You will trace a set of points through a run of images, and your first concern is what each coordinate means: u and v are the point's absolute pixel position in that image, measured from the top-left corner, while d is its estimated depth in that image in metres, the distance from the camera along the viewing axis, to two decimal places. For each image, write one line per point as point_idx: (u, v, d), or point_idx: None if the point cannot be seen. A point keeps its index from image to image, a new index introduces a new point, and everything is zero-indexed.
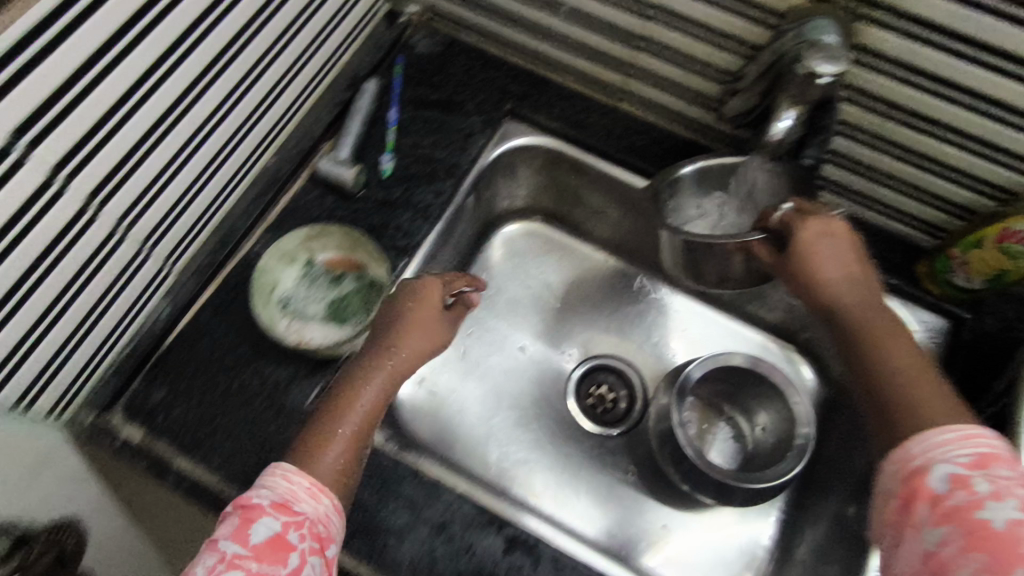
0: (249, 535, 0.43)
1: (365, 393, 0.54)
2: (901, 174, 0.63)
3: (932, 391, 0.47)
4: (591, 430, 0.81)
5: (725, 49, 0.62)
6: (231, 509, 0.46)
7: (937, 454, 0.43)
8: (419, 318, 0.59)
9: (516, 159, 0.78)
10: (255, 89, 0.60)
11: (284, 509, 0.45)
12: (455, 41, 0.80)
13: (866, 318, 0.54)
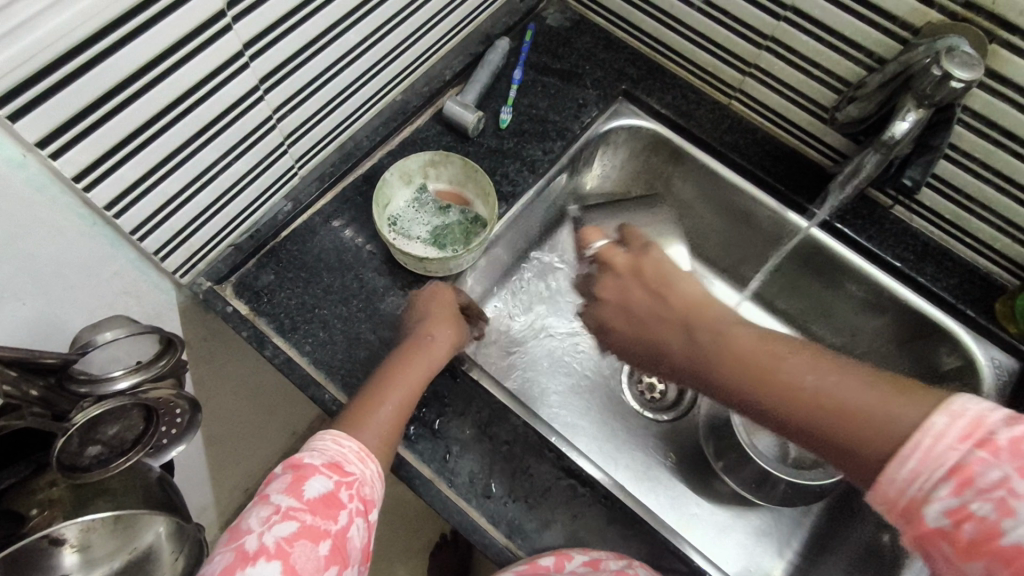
0: (304, 490, 0.47)
1: (411, 365, 0.59)
2: (999, 206, 0.65)
3: (841, 392, 0.42)
4: (640, 411, 0.82)
5: (850, 58, 0.64)
6: (282, 468, 0.49)
7: (920, 481, 0.35)
8: (443, 313, 0.63)
9: (620, 138, 0.82)
10: (406, 21, 0.66)
11: (335, 469, 0.50)
12: (583, 20, 0.85)
13: (829, 393, 0.42)
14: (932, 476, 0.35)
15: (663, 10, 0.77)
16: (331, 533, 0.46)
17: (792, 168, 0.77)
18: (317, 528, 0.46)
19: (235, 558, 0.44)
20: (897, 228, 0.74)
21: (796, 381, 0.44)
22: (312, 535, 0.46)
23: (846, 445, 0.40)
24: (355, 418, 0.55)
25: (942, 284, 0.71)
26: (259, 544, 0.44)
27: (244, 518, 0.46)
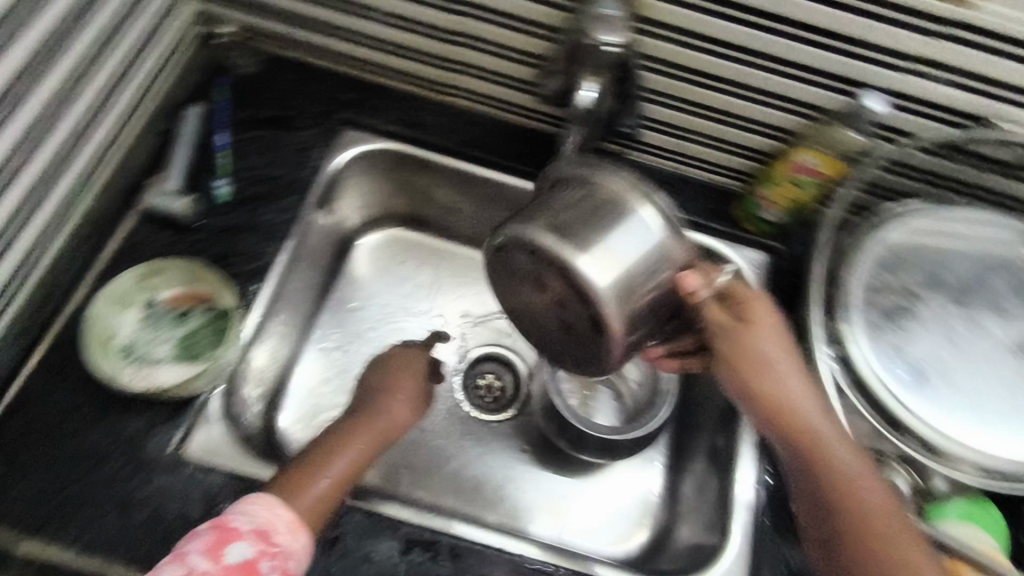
0: (223, 554, 0.46)
1: (353, 440, 0.59)
2: (708, 130, 0.70)
3: (847, 458, 0.53)
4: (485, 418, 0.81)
5: (533, 35, 0.65)
6: (205, 528, 0.48)
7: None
8: (400, 377, 0.65)
9: (361, 167, 0.77)
10: (55, 130, 0.55)
11: (262, 536, 0.48)
12: (278, 57, 0.78)
13: (841, 458, 0.52)
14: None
15: (352, 29, 0.73)
16: None
17: (530, 144, 0.78)
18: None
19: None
20: (637, 168, 0.77)
21: (865, 500, 0.51)
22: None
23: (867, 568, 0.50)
24: (296, 493, 0.53)
25: (687, 208, 0.76)
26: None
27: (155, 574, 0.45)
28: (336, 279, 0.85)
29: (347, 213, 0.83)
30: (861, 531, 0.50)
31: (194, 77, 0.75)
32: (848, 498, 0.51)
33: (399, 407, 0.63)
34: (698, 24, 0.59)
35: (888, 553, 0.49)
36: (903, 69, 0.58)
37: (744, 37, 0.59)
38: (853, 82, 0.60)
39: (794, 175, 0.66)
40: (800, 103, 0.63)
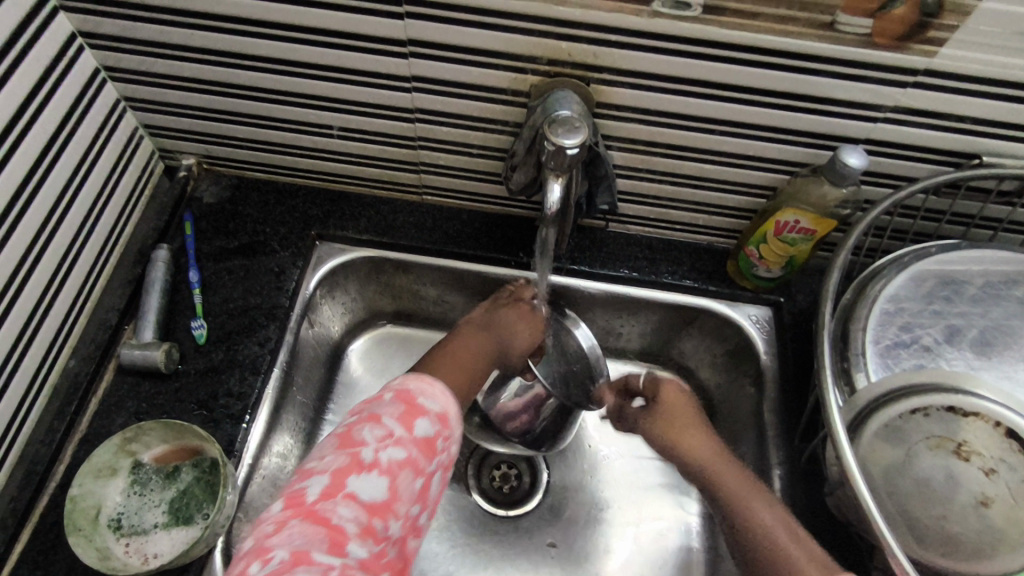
0: (416, 425, 0.53)
1: (455, 358, 0.66)
2: (684, 195, 0.69)
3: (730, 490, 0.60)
4: (504, 514, 0.76)
5: (493, 131, 0.64)
6: (395, 397, 0.55)
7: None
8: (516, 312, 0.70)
9: (339, 278, 0.76)
10: None
11: (443, 419, 0.55)
12: (242, 182, 0.78)
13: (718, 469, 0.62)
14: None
15: (311, 146, 0.72)
16: (425, 472, 0.52)
17: (508, 231, 0.76)
18: (418, 461, 0.52)
19: (335, 477, 0.49)
20: (619, 240, 0.76)
21: (729, 472, 0.61)
22: (412, 468, 0.52)
23: (745, 514, 0.58)
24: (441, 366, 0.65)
25: (680, 274, 0.74)
26: (376, 457, 0.51)
27: (344, 443, 0.52)
28: (332, 390, 0.81)
29: (329, 324, 0.79)
30: (744, 518, 0.58)
31: (162, 219, 0.74)
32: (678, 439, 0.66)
33: (518, 346, 0.70)
34: (657, 102, 0.57)
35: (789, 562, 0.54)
36: (876, 119, 0.56)
37: (705, 108, 0.57)
38: (825, 136, 0.58)
39: (784, 235, 0.63)
40: (775, 161, 0.62)
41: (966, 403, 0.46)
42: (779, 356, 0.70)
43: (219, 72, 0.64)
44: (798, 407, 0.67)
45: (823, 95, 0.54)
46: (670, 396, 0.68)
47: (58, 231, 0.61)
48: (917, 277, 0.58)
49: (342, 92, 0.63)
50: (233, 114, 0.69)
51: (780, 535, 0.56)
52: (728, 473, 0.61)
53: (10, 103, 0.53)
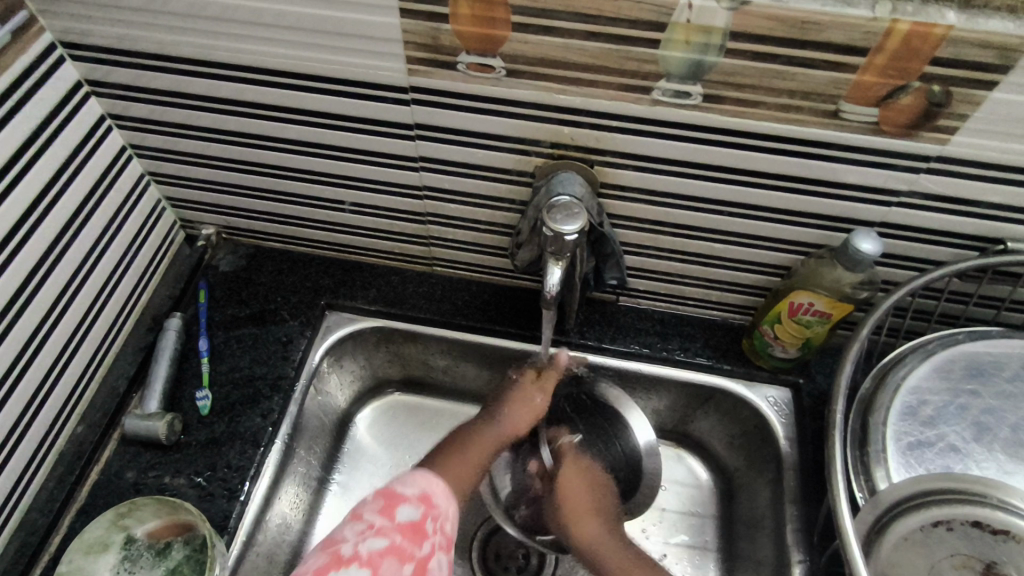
0: (396, 513, 0.55)
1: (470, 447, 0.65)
2: (694, 272, 0.67)
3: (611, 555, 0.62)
4: None
5: (499, 208, 0.64)
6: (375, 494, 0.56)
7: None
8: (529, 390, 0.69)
9: (347, 347, 0.76)
10: None
11: (426, 501, 0.57)
12: (258, 250, 0.79)
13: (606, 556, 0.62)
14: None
15: (325, 219, 0.73)
16: (416, 557, 0.52)
17: (516, 303, 0.75)
18: (404, 547, 0.52)
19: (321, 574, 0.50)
20: (631, 315, 0.75)
21: (617, 557, 0.61)
22: (400, 556, 0.52)
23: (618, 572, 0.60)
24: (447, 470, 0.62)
25: (692, 351, 0.72)
26: (355, 550, 0.51)
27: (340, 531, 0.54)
28: (338, 458, 0.79)
29: (336, 393, 0.78)
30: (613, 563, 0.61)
31: (178, 286, 0.76)
32: (579, 519, 0.62)
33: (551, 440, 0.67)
34: (660, 183, 0.57)
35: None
36: (889, 202, 0.54)
37: (710, 190, 0.56)
38: (837, 218, 0.57)
39: (798, 316, 0.61)
40: (786, 242, 0.60)
41: (994, 519, 0.42)
42: (798, 440, 0.67)
43: (238, 150, 0.67)
44: (819, 497, 0.63)
45: (831, 178, 0.53)
46: (570, 479, 0.63)
47: (73, 302, 0.63)
48: (941, 366, 0.55)
49: (353, 170, 0.65)
50: (251, 189, 0.72)
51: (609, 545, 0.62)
52: (607, 540, 0.62)
53: (35, 186, 0.56)
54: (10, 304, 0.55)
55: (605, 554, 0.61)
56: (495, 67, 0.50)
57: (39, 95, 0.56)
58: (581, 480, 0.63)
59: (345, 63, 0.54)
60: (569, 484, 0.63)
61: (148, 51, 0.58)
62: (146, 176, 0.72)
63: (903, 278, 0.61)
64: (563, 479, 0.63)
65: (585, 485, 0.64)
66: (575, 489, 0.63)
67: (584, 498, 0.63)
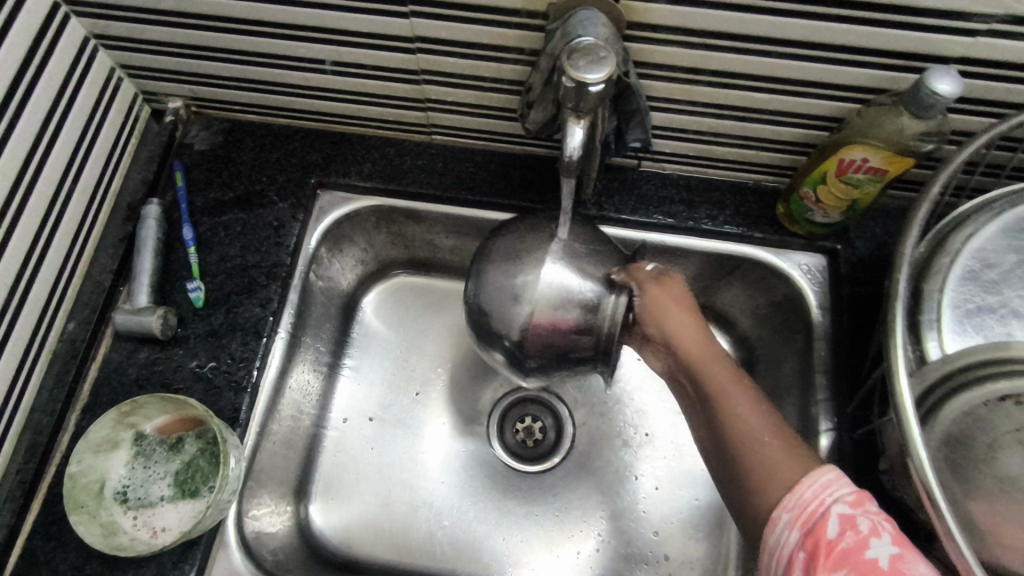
0: None
1: None
2: (727, 129, 0.59)
3: (755, 423, 0.47)
4: (530, 469, 0.73)
5: (508, 60, 0.55)
6: None
7: (828, 496, 0.42)
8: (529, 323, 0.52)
9: (344, 230, 0.70)
10: None
11: None
12: (235, 124, 0.71)
13: (750, 426, 0.47)
14: (843, 495, 0.41)
15: (306, 84, 0.64)
16: None
17: (527, 173, 0.68)
18: None
19: None
20: (653, 181, 0.68)
21: (753, 430, 0.46)
22: None
23: (757, 473, 0.45)
24: None
25: (721, 218, 0.66)
26: None
27: None
28: (347, 344, 0.76)
29: (338, 278, 0.73)
30: (743, 454, 0.46)
31: (151, 169, 0.69)
32: (722, 399, 0.49)
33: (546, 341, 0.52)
34: (700, 20, 0.48)
35: (777, 487, 0.43)
36: (975, 33, 0.45)
37: (759, 25, 0.47)
38: (909, 55, 0.48)
39: (848, 175, 0.54)
40: (842, 87, 0.52)
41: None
42: (832, 310, 0.63)
43: (196, 2, 0.56)
44: (852, 366, 0.60)
45: (908, 4, 0.44)
46: (664, 322, 0.53)
47: (35, 189, 0.56)
48: (1008, 227, 0.49)
49: (332, 21, 0.55)
50: (217, 50, 0.62)
51: (775, 446, 0.45)
52: (752, 422, 0.47)
53: None
54: None
55: (727, 442, 0.47)
56: None
57: None
58: (730, 376, 0.50)
59: None
60: (676, 333, 0.52)
61: None
62: (92, 39, 0.61)
63: (972, 127, 0.53)
64: (673, 335, 0.53)
65: (681, 303, 0.53)
66: (677, 323, 0.52)
67: (715, 370, 0.50)
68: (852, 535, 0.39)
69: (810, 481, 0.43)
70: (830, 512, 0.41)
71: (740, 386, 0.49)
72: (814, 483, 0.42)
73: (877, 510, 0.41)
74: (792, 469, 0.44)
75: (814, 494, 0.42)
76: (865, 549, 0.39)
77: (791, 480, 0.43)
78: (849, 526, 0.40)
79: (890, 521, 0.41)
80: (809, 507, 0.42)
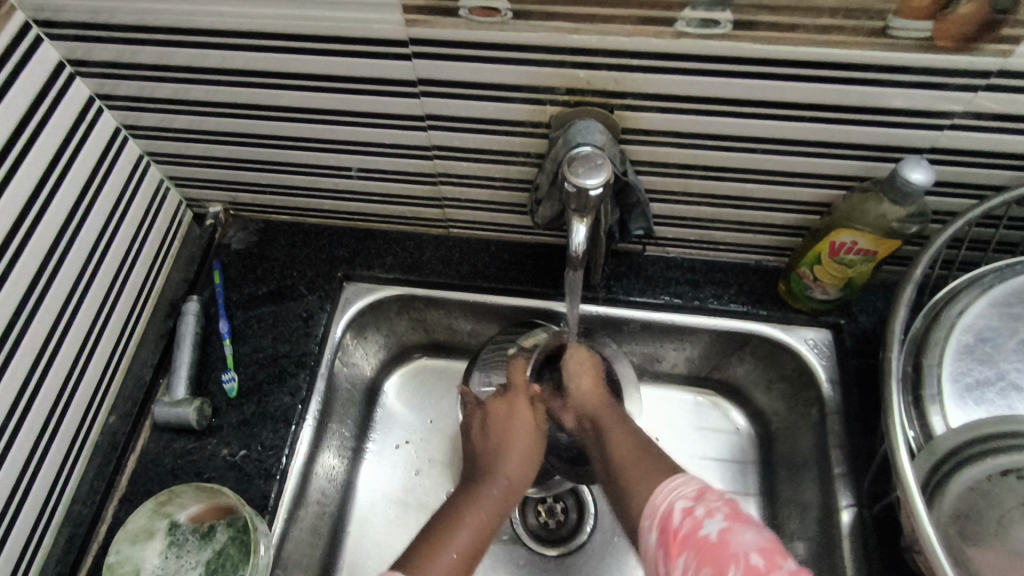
0: None
1: (479, 514, 0.57)
2: (723, 216, 0.64)
3: None
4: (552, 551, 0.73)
5: (515, 163, 0.61)
6: None
7: (673, 497, 0.49)
8: (512, 436, 0.62)
9: (368, 318, 0.74)
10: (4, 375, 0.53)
11: None
12: (268, 225, 0.77)
13: None
14: (686, 493, 0.49)
15: (333, 188, 0.70)
16: None
17: (539, 260, 0.73)
18: None
19: None
20: (659, 264, 0.71)
21: None
22: None
23: None
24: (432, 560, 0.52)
25: (726, 297, 0.69)
26: None
27: None
28: (369, 428, 0.78)
29: (362, 364, 0.76)
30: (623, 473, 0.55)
31: (192, 269, 0.74)
32: None
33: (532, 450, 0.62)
34: (687, 125, 0.53)
35: (642, 494, 0.52)
36: (941, 126, 0.49)
37: (740, 127, 0.52)
38: (884, 147, 0.52)
39: (841, 255, 0.57)
40: (827, 176, 0.56)
41: None
42: (842, 383, 0.64)
43: (236, 123, 0.63)
44: (867, 439, 0.61)
45: (876, 104, 0.48)
46: (497, 404, 0.64)
47: (88, 293, 0.61)
48: (1000, 299, 0.51)
49: (356, 135, 0.61)
50: (253, 162, 0.69)
51: None
52: None
53: (31, 178, 0.54)
54: (21, 304, 0.54)
55: None
56: (501, 9, 0.46)
57: (22, 80, 0.53)
58: (534, 438, 0.63)
59: (337, 19, 0.49)
60: (496, 413, 0.64)
61: (128, 24, 0.54)
62: (144, 157, 0.68)
63: (954, 207, 0.57)
64: None
65: None
66: None
67: (522, 463, 0.61)
68: (689, 521, 0.46)
69: (662, 486, 0.51)
70: (681, 509, 0.47)
71: (510, 449, 0.62)
72: (668, 489, 0.50)
73: (716, 499, 0.47)
74: (647, 480, 0.52)
75: (664, 499, 0.49)
76: (699, 530, 0.45)
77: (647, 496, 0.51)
78: (688, 515, 0.47)
79: (729, 504, 0.46)
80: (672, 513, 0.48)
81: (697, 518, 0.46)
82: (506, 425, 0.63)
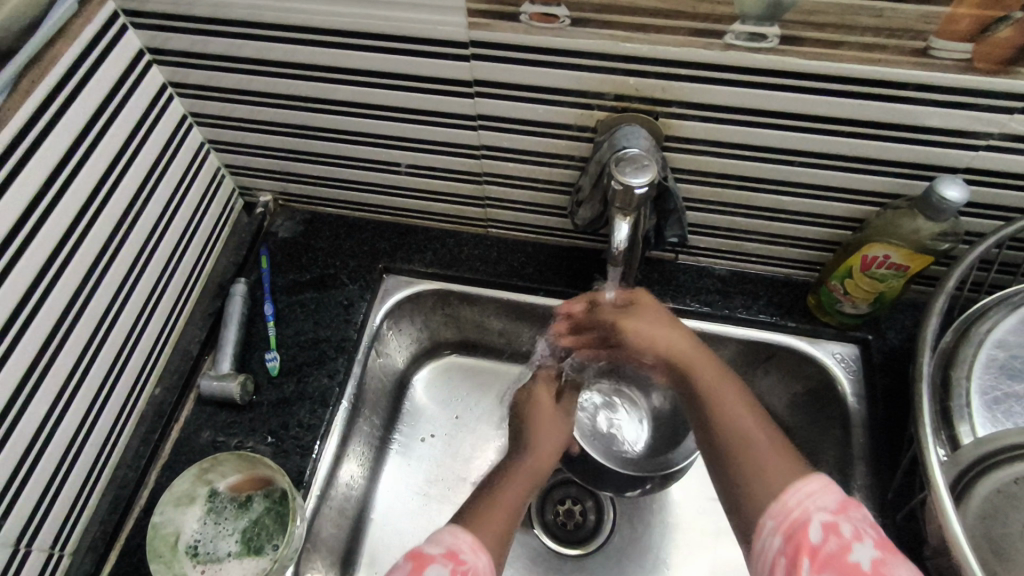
0: None
1: (511, 488, 0.56)
2: (756, 227, 0.65)
3: None
4: (568, 550, 0.74)
5: (559, 165, 0.63)
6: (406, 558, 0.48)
7: (813, 504, 0.45)
8: (547, 419, 0.63)
9: (405, 310, 0.77)
10: (69, 338, 0.56)
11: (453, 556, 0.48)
12: (314, 216, 0.80)
13: None
14: (826, 504, 0.45)
15: (380, 182, 0.74)
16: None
17: (573, 263, 0.75)
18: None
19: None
20: (690, 273, 0.73)
21: None
22: None
23: None
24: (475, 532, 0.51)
25: (755, 308, 0.70)
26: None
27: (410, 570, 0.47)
28: (397, 419, 0.80)
29: (395, 355, 0.79)
30: (734, 443, 0.51)
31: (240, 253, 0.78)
32: None
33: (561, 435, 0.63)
34: (729, 135, 0.55)
35: (773, 482, 0.47)
36: (977, 146, 0.51)
37: (780, 140, 0.54)
38: (918, 165, 0.54)
39: (872, 269, 0.59)
40: (861, 192, 0.58)
41: None
42: (868, 398, 0.65)
43: (296, 116, 0.67)
44: (891, 453, 0.62)
45: (914, 122, 0.50)
46: (541, 393, 0.65)
47: (147, 267, 0.65)
48: None
49: (409, 132, 0.64)
50: (307, 154, 0.72)
51: None
52: None
53: (109, 154, 0.57)
54: (89, 271, 0.57)
55: None
56: (560, 17, 0.49)
57: (107, 63, 0.57)
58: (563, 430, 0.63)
59: (404, 19, 0.53)
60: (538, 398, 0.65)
61: (207, 17, 0.58)
62: (205, 144, 0.72)
63: (984, 228, 0.58)
64: None
65: None
66: None
67: (544, 459, 0.60)
68: (834, 539, 0.43)
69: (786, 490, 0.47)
70: (813, 522, 0.44)
71: (548, 433, 0.62)
72: (801, 492, 0.46)
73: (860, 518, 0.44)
74: (782, 471, 0.48)
75: (798, 503, 0.46)
76: (849, 554, 0.42)
77: (778, 487, 0.47)
78: (833, 532, 0.43)
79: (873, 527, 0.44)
80: (793, 513, 0.45)
81: (844, 538, 0.43)
82: (553, 407, 0.64)
